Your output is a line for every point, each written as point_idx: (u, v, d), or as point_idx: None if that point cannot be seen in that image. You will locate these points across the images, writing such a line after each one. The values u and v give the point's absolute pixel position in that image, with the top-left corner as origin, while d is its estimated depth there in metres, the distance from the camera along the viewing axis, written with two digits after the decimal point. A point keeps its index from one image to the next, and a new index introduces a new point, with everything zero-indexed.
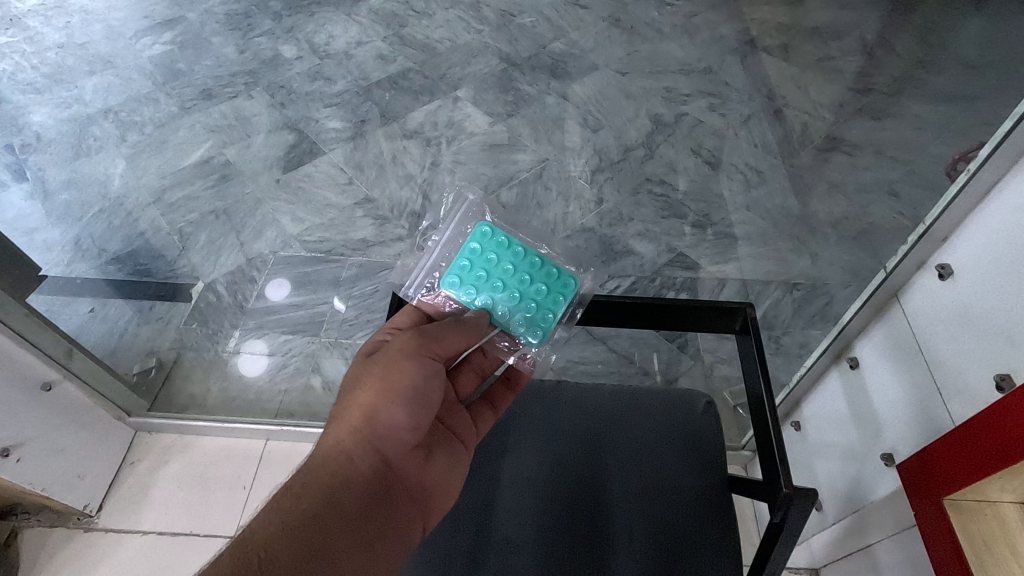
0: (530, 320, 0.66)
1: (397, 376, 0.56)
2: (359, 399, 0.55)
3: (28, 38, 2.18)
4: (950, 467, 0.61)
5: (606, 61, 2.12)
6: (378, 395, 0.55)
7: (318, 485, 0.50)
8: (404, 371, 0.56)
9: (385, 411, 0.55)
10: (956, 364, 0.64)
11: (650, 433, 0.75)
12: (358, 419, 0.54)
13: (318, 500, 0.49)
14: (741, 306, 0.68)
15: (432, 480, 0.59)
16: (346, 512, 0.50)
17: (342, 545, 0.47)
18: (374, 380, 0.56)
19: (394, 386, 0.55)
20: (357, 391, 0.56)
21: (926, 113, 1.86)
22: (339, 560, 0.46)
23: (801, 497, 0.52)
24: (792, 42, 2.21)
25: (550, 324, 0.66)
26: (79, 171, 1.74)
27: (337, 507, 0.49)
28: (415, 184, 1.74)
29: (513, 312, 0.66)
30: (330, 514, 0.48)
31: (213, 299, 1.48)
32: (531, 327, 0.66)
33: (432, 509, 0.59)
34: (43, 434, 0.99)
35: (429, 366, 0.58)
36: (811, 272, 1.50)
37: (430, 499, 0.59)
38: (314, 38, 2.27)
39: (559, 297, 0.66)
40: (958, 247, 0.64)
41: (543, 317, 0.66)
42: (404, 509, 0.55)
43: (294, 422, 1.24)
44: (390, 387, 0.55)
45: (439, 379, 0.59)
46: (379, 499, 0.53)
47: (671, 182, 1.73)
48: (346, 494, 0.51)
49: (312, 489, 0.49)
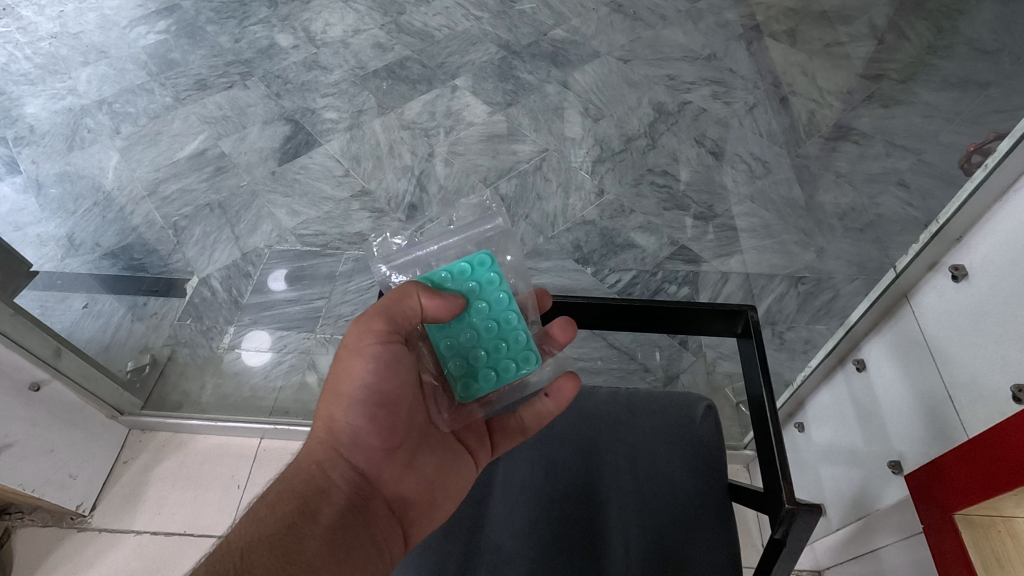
0: (513, 351, 0.61)
1: (351, 380, 0.55)
2: (321, 411, 0.56)
3: (21, 28, 2.14)
4: (962, 482, 0.59)
5: (609, 48, 2.08)
6: (335, 401, 0.55)
7: (291, 496, 0.51)
8: (357, 373, 0.55)
9: (350, 417, 0.55)
10: (970, 370, 0.61)
11: (647, 438, 0.72)
12: (323, 429, 0.55)
13: (291, 509, 0.50)
14: (742, 309, 0.64)
15: (412, 486, 0.59)
16: (319, 521, 0.50)
17: (318, 549, 0.48)
18: (335, 388, 0.56)
19: (346, 390, 0.55)
20: (319, 403, 0.57)
21: (937, 99, 1.81)
22: (313, 563, 0.47)
23: (804, 512, 0.49)
24: (799, 27, 2.15)
25: (513, 372, 0.61)
26: (73, 163, 1.72)
27: (311, 516, 0.50)
28: (413, 176, 1.71)
29: (510, 333, 0.60)
30: (304, 521, 0.49)
31: (207, 295, 1.45)
32: (521, 354, 0.60)
33: (414, 514, 0.59)
34: (31, 434, 0.98)
35: (383, 357, 0.55)
36: (816, 265, 1.46)
37: (412, 506, 0.59)
38: (310, 26, 2.23)
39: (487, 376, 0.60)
40: (973, 248, 0.61)
41: (507, 366, 0.60)
42: (382, 517, 0.56)
43: (289, 422, 1.22)
44: (344, 394, 0.55)
45: (400, 374, 0.56)
46: (354, 507, 0.54)
47: (673, 173, 1.69)
48: (319, 500, 0.52)
49: (284, 498, 0.50)
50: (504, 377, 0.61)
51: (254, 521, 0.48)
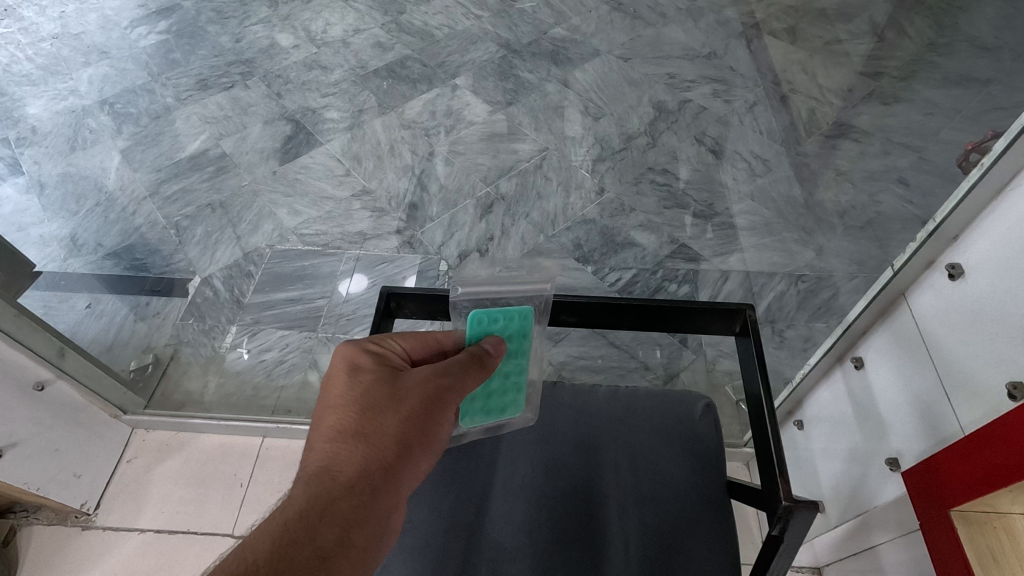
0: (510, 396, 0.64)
1: (433, 419, 0.50)
2: (387, 427, 0.47)
3: (22, 29, 2.14)
4: (960, 479, 0.59)
5: (609, 46, 2.08)
6: (407, 425, 0.48)
7: (335, 519, 0.41)
8: (435, 413, 0.50)
9: (410, 445, 0.48)
10: (966, 367, 0.61)
11: (647, 436, 0.73)
12: (380, 446, 0.46)
13: (334, 536, 0.40)
14: (741, 307, 0.65)
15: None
16: (359, 561, 0.40)
17: None
18: (411, 413, 0.48)
19: (418, 423, 0.48)
20: (381, 413, 0.47)
21: (938, 96, 1.81)
22: None
23: (801, 508, 0.49)
24: (799, 25, 2.15)
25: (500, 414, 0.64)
26: (75, 164, 1.72)
27: (355, 552, 0.40)
28: (413, 175, 1.72)
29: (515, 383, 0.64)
30: (347, 558, 0.40)
31: (209, 294, 1.45)
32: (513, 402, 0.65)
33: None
34: (36, 433, 0.99)
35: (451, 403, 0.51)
36: (816, 264, 1.46)
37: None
38: (310, 26, 2.23)
39: (483, 412, 0.63)
40: (970, 246, 0.61)
41: (500, 407, 0.64)
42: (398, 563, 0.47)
43: (291, 420, 1.22)
44: (414, 422, 0.48)
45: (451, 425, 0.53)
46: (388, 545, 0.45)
47: (673, 171, 1.70)
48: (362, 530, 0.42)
49: (327, 521, 0.41)
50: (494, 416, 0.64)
51: (285, 543, 0.38)
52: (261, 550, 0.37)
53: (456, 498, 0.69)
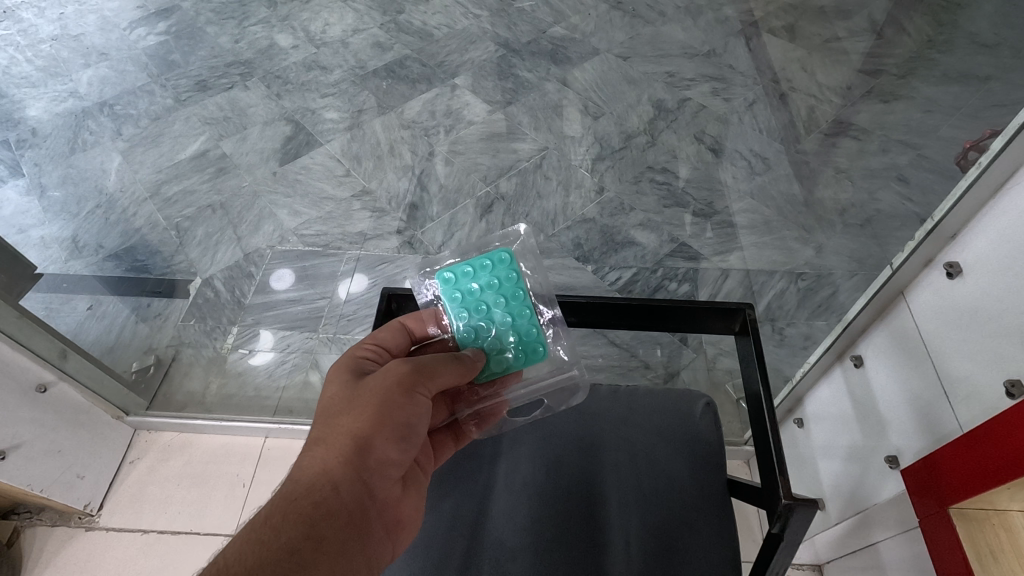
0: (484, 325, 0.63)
1: (397, 410, 0.53)
2: (346, 425, 0.51)
3: (22, 30, 2.15)
4: (958, 476, 0.60)
5: (608, 45, 2.08)
6: (367, 423, 0.51)
7: (299, 518, 0.45)
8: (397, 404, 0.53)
9: (375, 437, 0.51)
10: (964, 365, 0.62)
11: (648, 435, 0.73)
12: (342, 443, 0.50)
13: (300, 535, 0.44)
14: (740, 307, 0.65)
15: (407, 513, 0.56)
16: (329, 550, 0.45)
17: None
18: (373, 409, 0.52)
19: (382, 415, 0.52)
20: (341, 415, 0.52)
21: (937, 93, 1.81)
22: None
23: (802, 507, 0.49)
24: (798, 23, 2.15)
25: (478, 315, 0.63)
26: (76, 165, 1.72)
27: (320, 547, 0.45)
28: (413, 175, 1.72)
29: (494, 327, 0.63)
30: (312, 552, 0.44)
31: (210, 296, 1.46)
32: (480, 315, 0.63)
33: (403, 542, 0.56)
34: (39, 435, 0.99)
35: (411, 393, 0.54)
36: (815, 262, 1.45)
37: (402, 532, 0.55)
38: (309, 26, 2.24)
39: (481, 306, 0.63)
40: (968, 245, 0.62)
41: (478, 308, 0.63)
42: (378, 539, 0.51)
43: (293, 420, 1.23)
44: (378, 415, 0.52)
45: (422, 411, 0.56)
46: (359, 529, 0.48)
47: (673, 170, 1.70)
48: (326, 526, 0.46)
49: (291, 521, 0.45)
50: (477, 314, 0.63)
51: (255, 544, 0.43)
52: (230, 554, 0.42)
53: (457, 499, 0.69)
